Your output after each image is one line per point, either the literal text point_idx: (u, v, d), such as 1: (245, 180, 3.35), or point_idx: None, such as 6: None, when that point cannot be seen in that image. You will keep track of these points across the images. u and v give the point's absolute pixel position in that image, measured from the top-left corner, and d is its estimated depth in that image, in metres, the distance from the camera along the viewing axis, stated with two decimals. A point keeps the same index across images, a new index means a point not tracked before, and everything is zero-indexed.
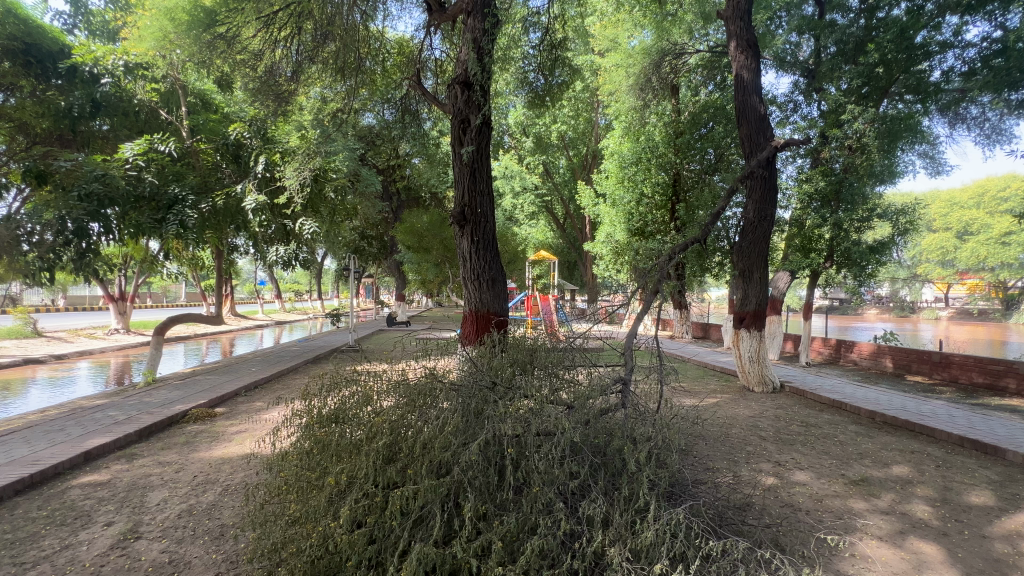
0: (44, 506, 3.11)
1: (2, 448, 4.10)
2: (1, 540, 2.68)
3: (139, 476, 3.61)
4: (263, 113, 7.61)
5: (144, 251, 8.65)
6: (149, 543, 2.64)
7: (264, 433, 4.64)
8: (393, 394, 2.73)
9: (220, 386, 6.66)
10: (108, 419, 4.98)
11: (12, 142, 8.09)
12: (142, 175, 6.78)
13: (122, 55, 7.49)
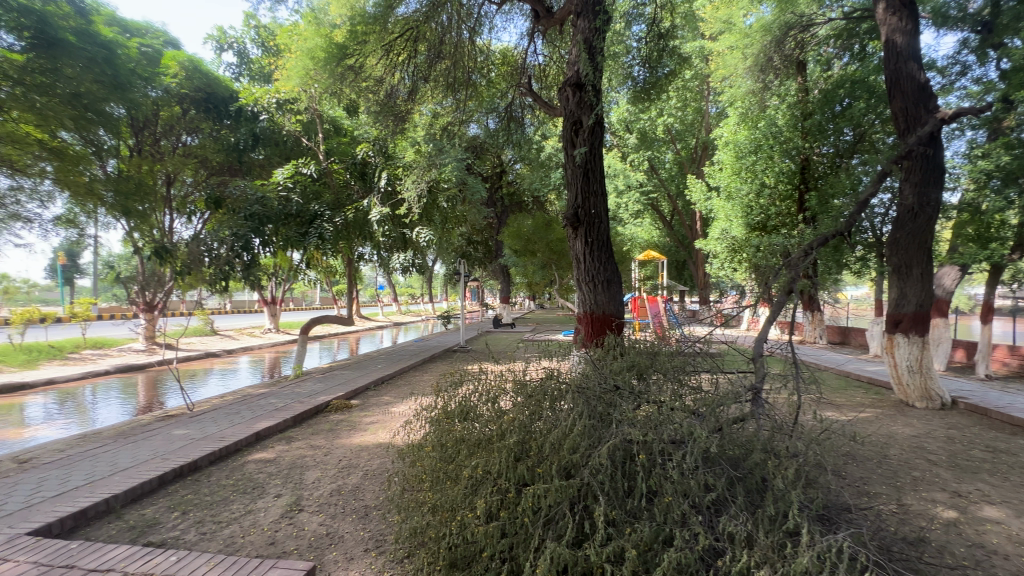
0: (230, 476, 3.72)
1: (198, 425, 5.00)
2: (202, 502, 3.26)
3: (297, 456, 4.16)
4: (383, 133, 8.25)
5: (290, 261, 9.92)
6: (309, 516, 3.02)
7: (394, 425, 5.06)
8: (515, 394, 2.80)
9: (354, 380, 7.42)
10: (270, 406, 5.82)
11: (196, 175, 9.83)
12: (290, 195, 7.81)
13: (274, 94, 8.64)
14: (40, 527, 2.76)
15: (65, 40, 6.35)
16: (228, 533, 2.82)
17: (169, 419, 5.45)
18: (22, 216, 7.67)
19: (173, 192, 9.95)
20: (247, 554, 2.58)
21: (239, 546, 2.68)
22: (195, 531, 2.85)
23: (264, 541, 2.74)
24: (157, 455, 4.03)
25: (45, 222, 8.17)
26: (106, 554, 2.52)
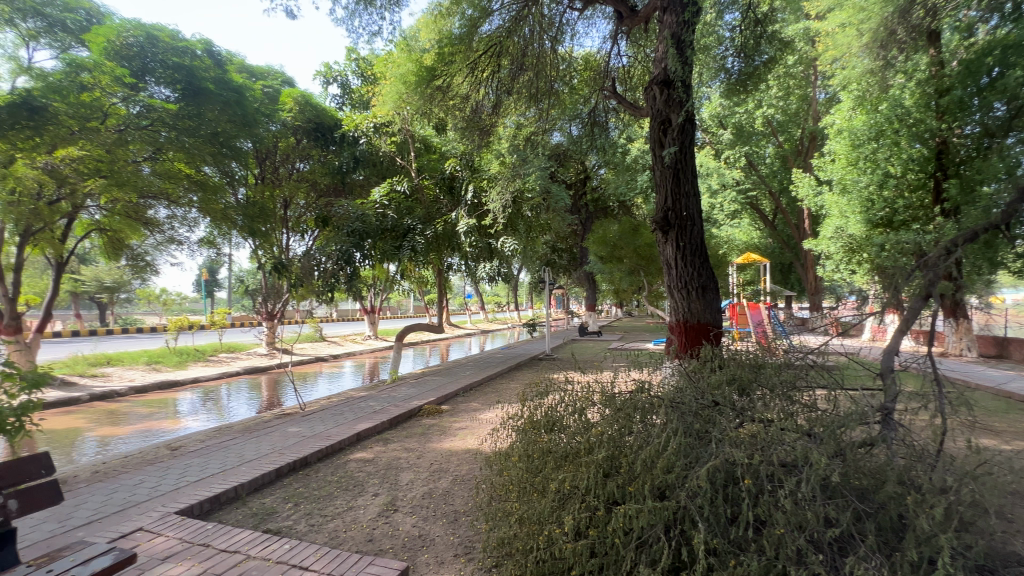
0: (335, 473, 4.02)
1: (308, 424, 5.49)
2: (311, 496, 3.55)
3: (393, 457, 4.39)
4: (470, 148, 8.54)
5: (387, 272, 10.62)
6: (403, 516, 3.15)
7: (482, 431, 5.16)
8: (603, 406, 2.69)
9: (444, 386, 7.69)
10: (369, 408, 6.23)
11: (308, 197, 10.95)
12: (386, 212, 8.39)
13: (371, 118, 9.21)
14: (184, 508, 3.18)
15: (206, 88, 7.36)
16: (332, 527, 3.04)
17: (285, 417, 6.05)
18: (176, 239, 9.08)
19: (289, 214, 11.18)
20: (348, 548, 2.76)
21: (342, 540, 2.86)
22: (306, 522, 3.11)
23: (363, 537, 2.91)
24: (276, 449, 4.49)
25: (192, 244, 9.61)
26: (233, 537, 2.84)
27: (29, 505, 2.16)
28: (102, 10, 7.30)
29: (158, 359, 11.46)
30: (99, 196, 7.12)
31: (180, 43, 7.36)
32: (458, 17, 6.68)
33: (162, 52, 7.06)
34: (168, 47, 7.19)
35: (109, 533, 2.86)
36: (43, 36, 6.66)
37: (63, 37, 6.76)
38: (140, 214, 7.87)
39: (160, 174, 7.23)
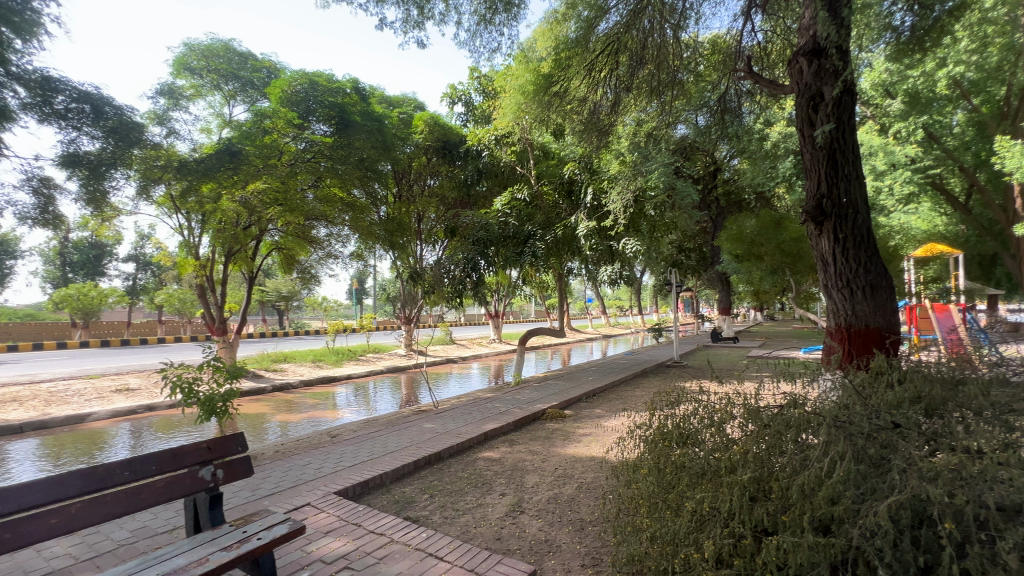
0: (465, 469, 4.23)
1: (441, 421, 5.88)
2: (444, 490, 3.77)
3: (518, 459, 4.48)
4: (588, 149, 8.43)
5: (509, 278, 10.98)
6: (530, 519, 3.18)
7: (607, 439, 5.01)
8: (746, 421, 2.40)
9: (566, 391, 7.65)
10: (495, 409, 6.46)
11: (438, 211, 11.85)
12: (508, 219, 8.68)
13: (493, 131, 9.65)
14: (341, 489, 3.61)
15: (355, 121, 8.32)
16: (464, 521, 3.19)
17: (422, 414, 6.58)
18: (333, 254, 10.52)
19: (422, 227, 12.22)
20: (479, 544, 2.86)
21: (473, 536, 2.98)
22: (440, 514, 3.31)
23: (492, 535, 2.99)
24: (413, 443, 4.88)
25: (345, 258, 11.04)
26: (379, 520, 3.13)
27: (230, 475, 2.63)
28: (278, 66, 8.65)
29: (321, 358, 13.35)
30: (277, 221, 8.64)
31: (335, 84, 8.39)
32: (575, 20, 6.55)
33: (321, 94, 8.13)
34: (326, 89, 8.25)
35: (285, 505, 3.37)
36: (239, 94, 8.31)
37: (253, 93, 8.31)
38: (306, 234, 9.30)
39: (320, 199, 8.63)
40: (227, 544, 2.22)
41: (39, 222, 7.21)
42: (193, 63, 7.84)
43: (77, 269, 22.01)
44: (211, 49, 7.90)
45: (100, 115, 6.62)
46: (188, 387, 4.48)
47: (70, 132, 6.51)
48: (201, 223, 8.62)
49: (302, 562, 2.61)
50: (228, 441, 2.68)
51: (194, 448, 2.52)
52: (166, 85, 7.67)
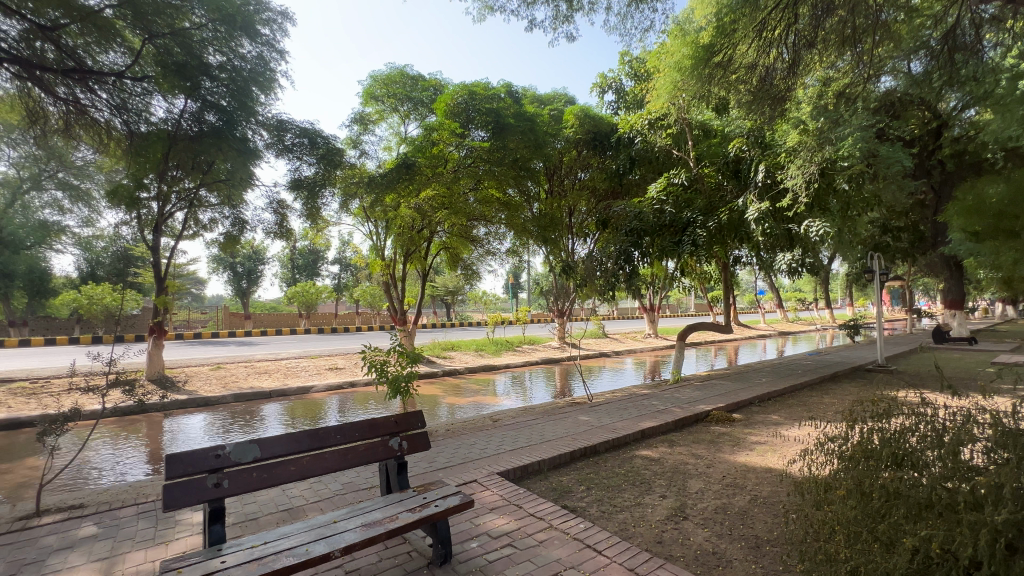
0: (622, 465, 4.14)
1: (596, 415, 5.84)
2: (601, 483, 3.74)
3: (680, 461, 4.20)
4: (759, 121, 7.46)
5: (665, 270, 10.39)
6: (694, 526, 2.96)
7: (787, 450, 4.39)
8: (998, 448, 1.84)
9: (734, 392, 6.93)
10: (652, 407, 6.18)
11: (588, 203, 11.76)
12: (663, 207, 8.09)
13: (646, 116, 9.08)
14: (503, 471, 3.85)
15: (509, 123, 8.78)
16: (622, 518, 3.12)
17: (576, 406, 6.64)
18: (491, 251, 11.28)
19: (573, 221, 12.28)
20: (638, 544, 2.77)
21: (631, 534, 2.90)
22: (597, 508, 3.29)
23: (653, 537, 2.87)
24: (569, 433, 4.96)
25: (502, 254, 11.75)
26: (538, 505, 3.25)
27: (413, 446, 3.01)
28: (442, 83, 9.54)
29: (483, 348, 14.45)
30: (444, 224, 9.64)
31: (491, 91, 8.84)
32: None
33: (479, 103, 8.65)
34: (483, 98, 8.73)
35: (456, 479, 3.73)
36: (412, 114, 9.45)
37: (423, 110, 9.35)
38: (468, 233, 10.14)
39: (479, 201, 9.29)
40: (412, 507, 2.54)
41: (278, 234, 9.29)
42: (377, 92, 9.11)
43: (301, 271, 27.70)
44: (390, 78, 9.07)
45: (315, 144, 8.25)
46: (380, 367, 5.29)
47: (295, 162, 8.28)
48: (385, 228, 10.03)
49: (471, 533, 2.86)
50: (411, 416, 3.05)
51: (385, 420, 2.95)
52: (357, 113, 9.12)
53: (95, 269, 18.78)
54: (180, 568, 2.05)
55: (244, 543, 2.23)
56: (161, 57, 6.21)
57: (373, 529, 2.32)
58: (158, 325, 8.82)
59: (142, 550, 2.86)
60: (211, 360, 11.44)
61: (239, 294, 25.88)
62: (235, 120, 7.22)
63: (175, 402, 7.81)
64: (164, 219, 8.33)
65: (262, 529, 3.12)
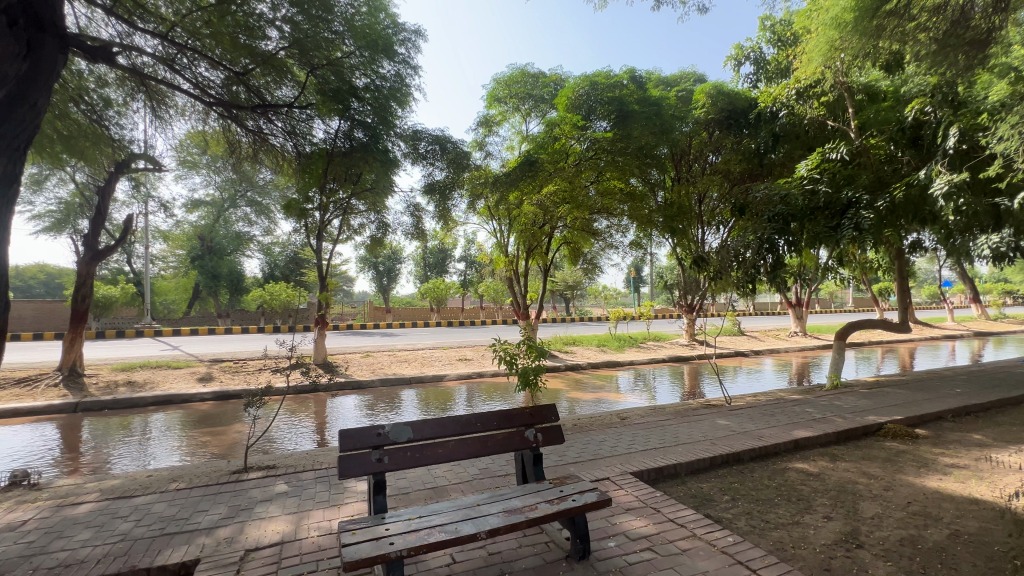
0: (773, 478, 3.72)
1: (737, 419, 5.34)
2: (748, 495, 3.41)
3: (847, 479, 3.64)
4: (949, 74, 6.14)
5: (816, 259, 9.15)
6: (873, 558, 2.53)
7: (999, 479, 3.53)
8: None
9: (915, 404, 5.80)
10: (806, 414, 5.46)
11: (721, 189, 10.79)
12: (817, 187, 6.99)
13: (794, 85, 7.99)
14: (637, 471, 3.72)
15: (633, 110, 8.50)
16: (778, 536, 2.80)
17: (712, 408, 6.16)
18: (613, 244, 10.99)
19: (703, 209, 11.43)
20: (801, 569, 2.45)
21: (791, 556, 2.58)
22: (746, 521, 3.00)
23: (818, 563, 2.52)
24: (707, 437, 4.61)
25: (625, 247, 11.40)
26: (678, 510, 3.07)
27: (547, 439, 3.04)
28: (563, 77, 9.56)
29: (605, 344, 14.22)
30: (566, 219, 9.57)
31: (613, 79, 8.63)
32: None
33: (600, 92, 8.47)
34: (604, 87, 8.56)
35: (588, 475, 3.70)
36: (533, 111, 9.59)
37: (544, 107, 9.44)
38: (589, 227, 10.03)
39: (601, 193, 9.08)
40: (550, 499, 2.57)
41: (415, 235, 10.17)
42: (500, 94, 9.43)
43: (432, 269, 30.09)
44: (512, 78, 9.30)
45: (445, 150, 8.90)
46: (510, 360, 5.48)
47: (428, 168, 9.05)
48: (509, 226, 10.37)
49: (608, 531, 2.81)
50: (545, 410, 3.09)
51: (520, 412, 3.03)
52: (482, 117, 9.55)
53: (274, 270, 22.56)
54: (354, 530, 2.33)
55: (402, 515, 2.47)
56: (321, 87, 7.03)
57: (515, 515, 2.40)
58: (321, 317, 10.26)
59: (320, 510, 3.35)
60: (362, 349, 13.01)
61: (381, 290, 29.04)
62: (378, 134, 8.13)
63: (336, 384, 9.05)
64: (324, 226, 9.64)
65: (413, 503, 3.44)
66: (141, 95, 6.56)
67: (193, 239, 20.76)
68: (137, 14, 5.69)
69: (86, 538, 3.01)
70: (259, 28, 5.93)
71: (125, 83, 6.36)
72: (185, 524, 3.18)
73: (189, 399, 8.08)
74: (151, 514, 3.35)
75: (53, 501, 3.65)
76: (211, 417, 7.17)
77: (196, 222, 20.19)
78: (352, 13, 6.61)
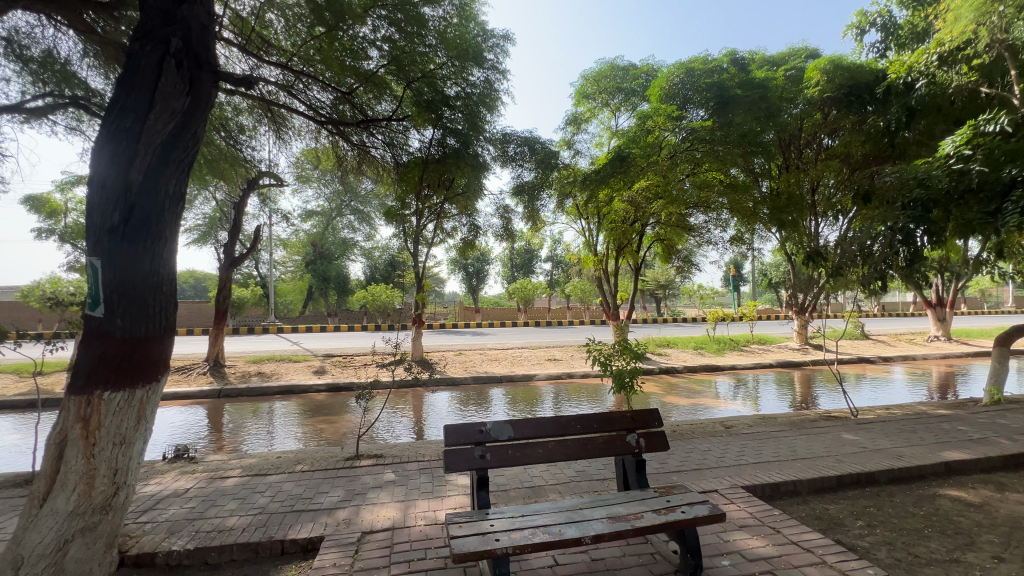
0: (919, 505, 3.22)
1: (868, 435, 4.71)
2: (889, 522, 2.98)
3: (1022, 514, 3.03)
4: None
5: (965, 250, 7.81)
6: None
7: None
8: None
9: None
10: (958, 432, 4.66)
11: (839, 175, 9.63)
12: (969, 165, 5.64)
13: (934, 49, 6.55)
14: (750, 485, 3.42)
15: (735, 95, 7.97)
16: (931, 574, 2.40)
17: (834, 420, 5.50)
18: (710, 240, 10.29)
19: (817, 198, 10.30)
20: None
21: None
22: (888, 553, 2.61)
23: None
24: (832, 453, 4.11)
25: (725, 243, 10.62)
26: (803, 533, 2.77)
27: (651, 445, 2.90)
28: (655, 68, 9.22)
29: (702, 346, 13.38)
30: (659, 214, 9.17)
31: (710, 64, 8.26)
32: None
33: (697, 80, 8.17)
34: (702, 73, 8.25)
35: (694, 486, 3.48)
36: (623, 105, 9.29)
37: (635, 99, 9.10)
38: (684, 223, 9.49)
39: (697, 186, 8.51)
40: (657, 508, 2.45)
41: (504, 236, 10.37)
42: (589, 90, 9.28)
43: (519, 270, 30.56)
44: (601, 73, 9.17)
45: (534, 150, 8.93)
46: (605, 361, 5.35)
47: (518, 169, 9.15)
48: (597, 225, 10.17)
49: (720, 549, 2.62)
50: (648, 414, 2.95)
51: (622, 416, 2.93)
52: (570, 115, 9.47)
53: (374, 273, 24.37)
54: (461, 523, 2.40)
55: (506, 512, 2.50)
56: (417, 99, 7.38)
57: (621, 523, 2.31)
58: (418, 317, 10.85)
59: (425, 500, 3.51)
60: (454, 347, 13.55)
61: (471, 290, 30.09)
62: (469, 140, 8.42)
63: (432, 381, 9.51)
64: (420, 231, 10.18)
65: (512, 501, 3.48)
66: (266, 120, 7.41)
67: (307, 245, 23.14)
68: (263, 47, 6.46)
69: (233, 508, 3.45)
70: (362, 50, 6.43)
71: (254, 110, 7.24)
72: (310, 503, 3.52)
73: (306, 390, 8.98)
74: (282, 491, 3.76)
75: (206, 474, 4.24)
76: (325, 407, 7.90)
77: (309, 231, 22.48)
78: (444, 26, 6.77)
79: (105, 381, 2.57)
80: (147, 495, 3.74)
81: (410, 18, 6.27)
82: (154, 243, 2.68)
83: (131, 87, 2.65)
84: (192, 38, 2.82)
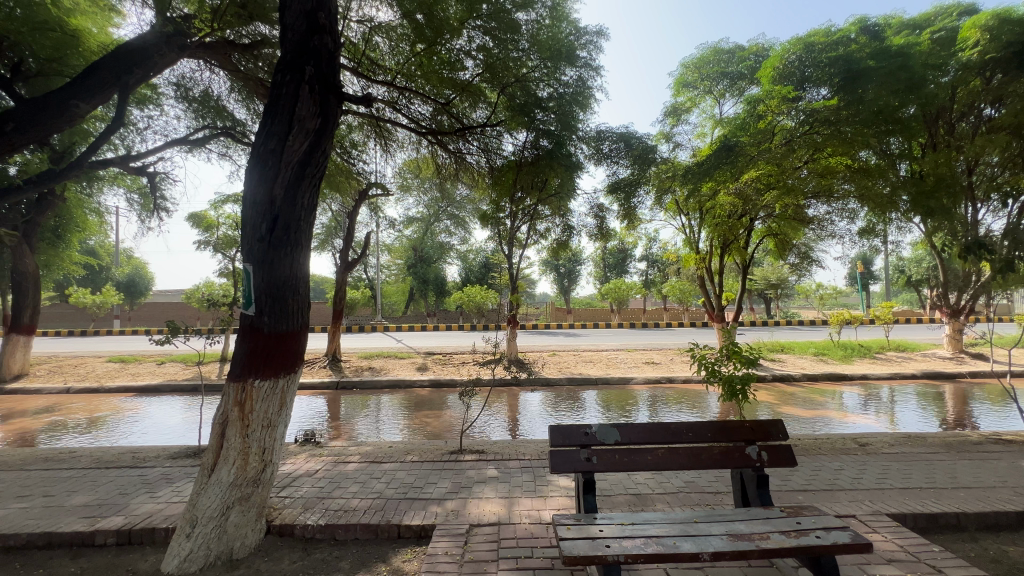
0: None
1: None
2: None
3: None
4: None
5: None
6: None
7: None
8: None
9: None
10: None
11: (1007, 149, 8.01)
12: None
13: None
14: (898, 513, 2.97)
15: (867, 67, 6.99)
16: None
17: (1009, 444, 4.58)
18: (833, 233, 9.17)
19: (974, 179, 8.69)
20: None
21: None
22: None
23: None
24: (1009, 485, 3.42)
25: (852, 236, 9.40)
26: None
27: (774, 460, 2.65)
28: (765, 47, 8.46)
29: (823, 352, 11.97)
30: (773, 207, 8.36)
31: (835, 35, 7.48)
32: None
33: (817, 55, 7.42)
34: (824, 47, 7.48)
35: (827, 509, 3.10)
36: (728, 91, 8.66)
37: (742, 84, 8.46)
38: (801, 215, 8.57)
39: (817, 173, 7.61)
40: (785, 530, 2.22)
41: (598, 236, 10.18)
42: (689, 78, 8.78)
43: (612, 269, 29.88)
44: (703, 59, 8.66)
45: (630, 146, 8.72)
46: (713, 366, 5.01)
47: (613, 166, 8.95)
48: (699, 220, 9.58)
49: None
50: (770, 425, 2.70)
51: (739, 426, 2.71)
52: (669, 106, 9.02)
53: (469, 275, 25.37)
54: (569, 525, 2.38)
55: (615, 518, 2.43)
56: (511, 102, 7.44)
57: (743, 542, 2.13)
58: (513, 317, 11.06)
59: (528, 498, 3.55)
60: (548, 347, 13.61)
61: (563, 291, 30.03)
62: (563, 140, 8.35)
63: (527, 381, 9.63)
64: (514, 233, 10.39)
65: (618, 507, 3.38)
66: (374, 136, 8.04)
67: (408, 250, 24.76)
68: (373, 68, 6.98)
69: (355, 491, 3.78)
70: (458, 61, 6.69)
71: (364, 126, 7.91)
72: (421, 492, 3.73)
73: (411, 385, 9.59)
74: (396, 479, 4.04)
75: (331, 458, 4.70)
76: (429, 402, 8.38)
77: (410, 236, 23.97)
78: (536, 28, 6.96)
79: (257, 370, 2.95)
80: (285, 473, 4.24)
81: (503, 25, 6.49)
82: (294, 249, 3.02)
83: (274, 114, 3.02)
84: (322, 65, 3.13)
